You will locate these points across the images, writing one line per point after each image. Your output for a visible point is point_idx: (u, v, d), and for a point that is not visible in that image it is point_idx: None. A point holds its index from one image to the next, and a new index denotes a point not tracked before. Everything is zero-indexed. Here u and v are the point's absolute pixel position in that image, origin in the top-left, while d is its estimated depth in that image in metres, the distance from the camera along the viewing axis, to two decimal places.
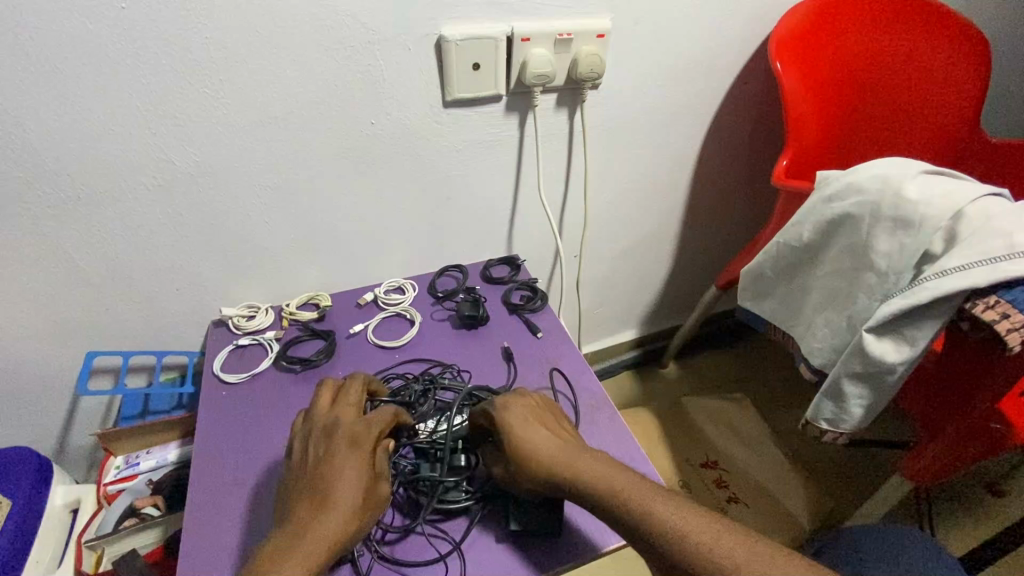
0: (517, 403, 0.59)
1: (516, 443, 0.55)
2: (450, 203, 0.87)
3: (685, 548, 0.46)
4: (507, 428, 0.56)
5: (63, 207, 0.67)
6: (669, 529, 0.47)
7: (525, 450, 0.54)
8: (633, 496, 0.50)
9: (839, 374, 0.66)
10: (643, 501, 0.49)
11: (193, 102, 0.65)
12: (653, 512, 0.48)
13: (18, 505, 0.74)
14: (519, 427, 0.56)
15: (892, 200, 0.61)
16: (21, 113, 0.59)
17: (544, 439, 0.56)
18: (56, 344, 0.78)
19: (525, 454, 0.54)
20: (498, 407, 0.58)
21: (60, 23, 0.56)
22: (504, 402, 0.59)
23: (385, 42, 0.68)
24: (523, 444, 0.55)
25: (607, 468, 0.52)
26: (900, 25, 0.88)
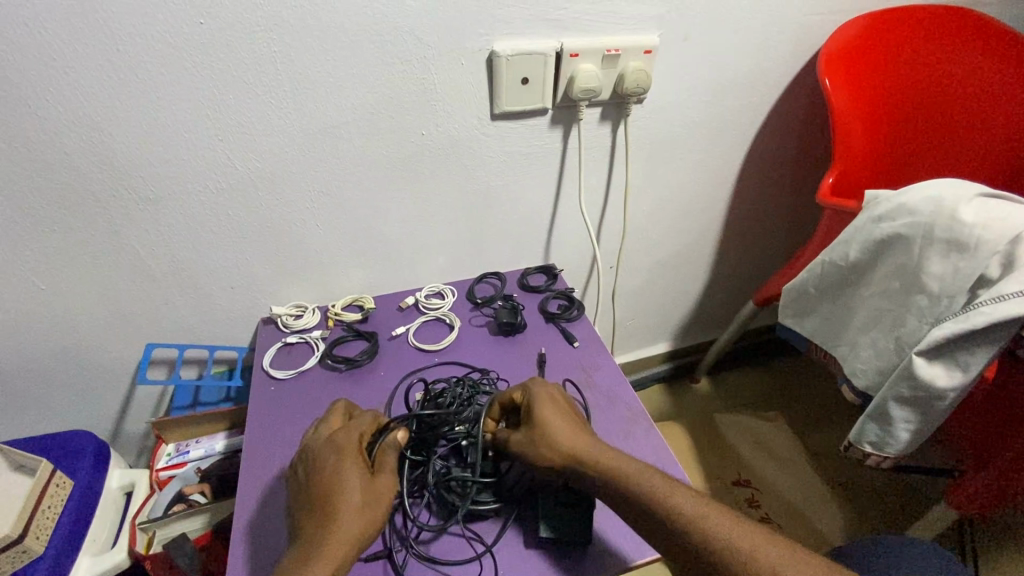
0: (551, 386, 0.63)
1: (545, 414, 0.58)
2: (491, 212, 0.89)
3: (702, 530, 0.49)
4: (539, 400, 0.60)
5: (135, 207, 0.71)
6: (687, 510, 0.50)
7: (552, 422, 0.57)
8: (654, 479, 0.53)
9: (886, 396, 0.64)
10: (663, 484, 0.52)
11: (259, 112, 0.68)
12: (672, 494, 0.51)
13: (78, 486, 0.79)
14: (548, 402, 0.60)
15: (946, 222, 0.60)
16: (104, 119, 0.64)
17: (569, 419, 0.59)
18: (120, 334, 0.83)
19: (552, 427, 0.57)
20: (534, 386, 0.62)
21: (145, 38, 0.60)
22: (534, 382, 0.63)
23: (440, 57, 0.70)
24: (552, 418, 0.58)
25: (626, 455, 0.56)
26: (958, 42, 0.86)
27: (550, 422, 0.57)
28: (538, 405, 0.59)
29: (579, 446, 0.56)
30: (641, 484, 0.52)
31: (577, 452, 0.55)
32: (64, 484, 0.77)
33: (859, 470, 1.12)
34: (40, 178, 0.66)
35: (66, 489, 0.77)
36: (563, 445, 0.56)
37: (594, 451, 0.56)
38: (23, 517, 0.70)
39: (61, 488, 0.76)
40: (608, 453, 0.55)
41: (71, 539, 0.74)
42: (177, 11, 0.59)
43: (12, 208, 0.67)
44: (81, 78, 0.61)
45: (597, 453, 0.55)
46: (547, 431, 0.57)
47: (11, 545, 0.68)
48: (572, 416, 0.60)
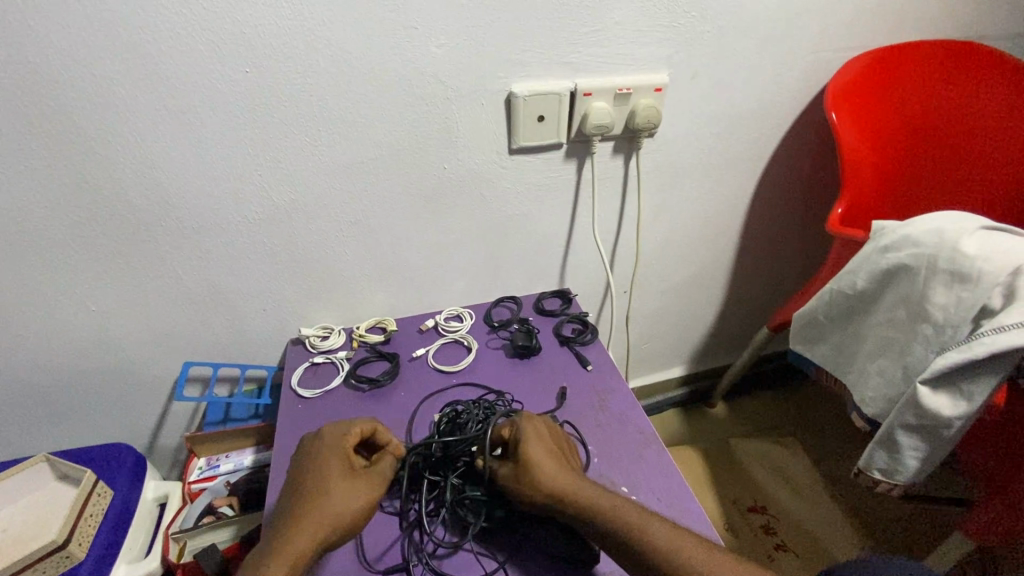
0: (536, 420, 0.65)
1: (530, 449, 0.60)
2: (509, 239, 0.93)
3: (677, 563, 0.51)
4: (523, 436, 0.62)
5: (180, 235, 0.77)
6: (663, 544, 0.52)
7: (534, 456, 0.59)
8: (632, 513, 0.55)
9: (893, 425, 0.65)
10: (640, 519, 0.54)
11: (295, 148, 0.74)
12: (649, 528, 0.53)
13: (118, 494, 0.84)
14: (533, 436, 0.62)
15: (949, 254, 0.62)
16: (158, 157, 0.71)
17: (553, 453, 0.61)
18: (160, 353, 0.89)
19: (535, 461, 0.59)
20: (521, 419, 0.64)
21: (198, 85, 0.67)
22: (521, 415, 0.65)
23: (462, 98, 0.76)
24: (535, 453, 0.60)
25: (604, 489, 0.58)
26: (965, 77, 0.89)
27: (532, 457, 0.59)
28: (522, 439, 0.61)
29: (561, 481, 0.58)
30: (620, 520, 0.54)
31: (558, 486, 0.57)
32: (105, 492, 0.82)
33: (879, 499, 1.10)
34: (99, 210, 0.72)
35: (107, 498, 0.82)
36: (545, 479, 0.58)
37: (575, 486, 0.57)
38: (68, 522, 0.75)
39: (102, 496, 0.81)
40: (589, 489, 0.57)
41: (109, 545, 0.79)
42: (226, 61, 0.66)
43: (72, 236, 0.73)
44: (139, 119, 0.67)
45: (576, 486, 0.57)
46: (531, 465, 0.59)
47: (55, 551, 0.73)
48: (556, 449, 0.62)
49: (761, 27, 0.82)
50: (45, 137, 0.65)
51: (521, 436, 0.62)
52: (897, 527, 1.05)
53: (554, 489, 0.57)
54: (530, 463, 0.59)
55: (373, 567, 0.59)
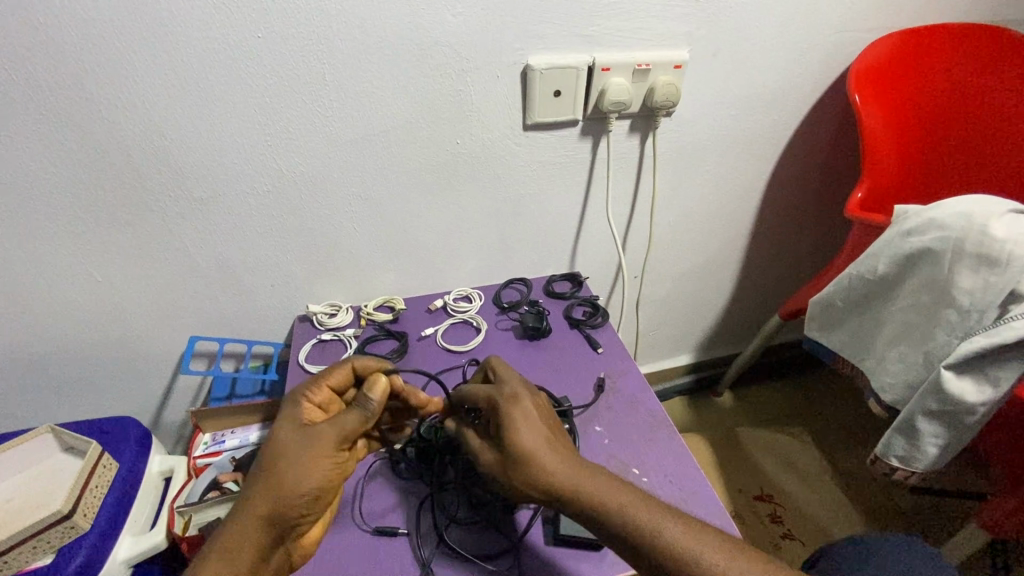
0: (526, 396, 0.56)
1: (516, 434, 0.52)
2: (520, 219, 0.92)
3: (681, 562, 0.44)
4: (505, 412, 0.54)
5: (188, 206, 0.76)
6: (666, 540, 0.45)
7: (519, 439, 0.51)
8: (627, 504, 0.48)
9: (913, 411, 0.64)
10: (636, 510, 0.47)
11: (305, 118, 0.73)
12: (646, 521, 0.46)
13: (123, 467, 0.83)
14: (520, 418, 0.53)
15: (977, 237, 0.60)
16: (166, 124, 0.69)
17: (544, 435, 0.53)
18: (167, 327, 0.88)
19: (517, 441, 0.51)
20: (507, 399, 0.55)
21: (207, 49, 0.65)
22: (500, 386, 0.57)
23: (476, 69, 0.74)
24: (520, 431, 0.52)
25: (601, 471, 0.51)
26: (988, 61, 0.86)
27: (518, 440, 0.51)
28: (503, 414, 0.54)
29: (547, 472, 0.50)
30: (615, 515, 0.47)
31: (545, 477, 0.50)
32: (110, 465, 0.81)
33: (888, 491, 1.09)
34: (107, 178, 0.71)
35: (113, 470, 0.81)
36: (529, 471, 0.50)
37: (563, 472, 0.50)
38: (74, 493, 0.74)
39: (108, 469, 0.80)
40: (577, 474, 0.50)
41: (114, 517, 0.78)
42: (238, 25, 0.64)
43: (79, 206, 0.72)
44: (147, 85, 0.66)
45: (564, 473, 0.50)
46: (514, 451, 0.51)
47: (61, 520, 0.72)
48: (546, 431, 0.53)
49: (786, 4, 0.80)
50: (52, 101, 0.64)
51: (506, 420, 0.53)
52: (903, 518, 1.05)
53: (542, 486, 0.50)
54: (512, 442, 0.51)
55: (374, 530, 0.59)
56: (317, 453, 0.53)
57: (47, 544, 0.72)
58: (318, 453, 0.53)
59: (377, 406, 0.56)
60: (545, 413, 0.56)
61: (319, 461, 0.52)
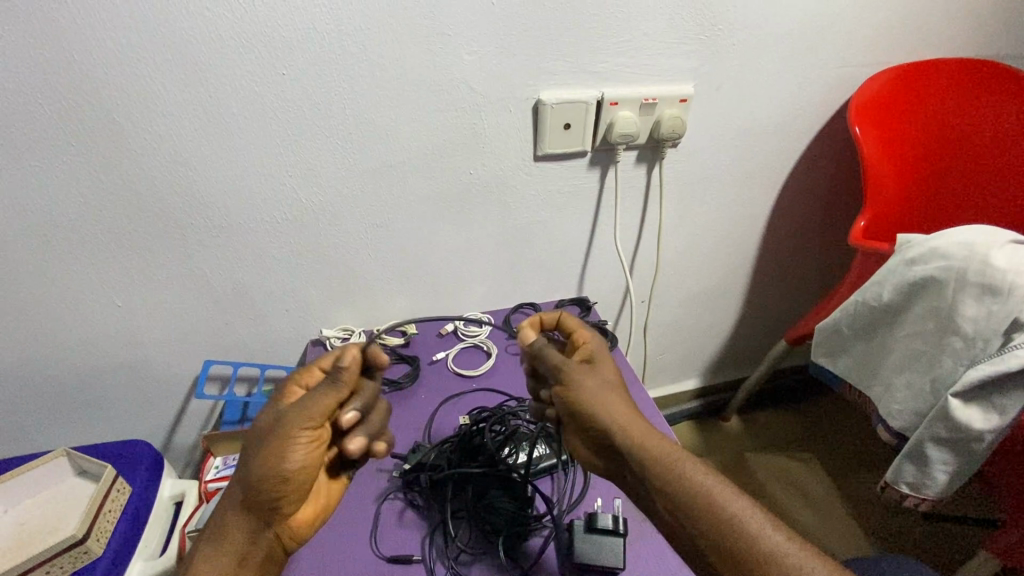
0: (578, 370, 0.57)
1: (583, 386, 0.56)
2: (530, 245, 0.94)
3: (710, 513, 0.46)
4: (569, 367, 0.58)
5: (209, 235, 0.79)
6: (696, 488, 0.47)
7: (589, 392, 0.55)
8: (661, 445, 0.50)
9: (921, 438, 0.65)
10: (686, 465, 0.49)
11: (324, 150, 0.75)
12: (688, 471, 0.48)
13: (136, 492, 0.83)
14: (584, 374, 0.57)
15: (979, 267, 0.62)
16: (193, 157, 0.72)
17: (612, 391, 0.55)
18: (182, 352, 0.90)
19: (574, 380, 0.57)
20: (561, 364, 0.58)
21: (238, 88, 0.68)
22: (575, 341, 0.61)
23: (491, 105, 0.77)
24: (585, 379, 0.56)
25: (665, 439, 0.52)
26: (981, 93, 0.89)
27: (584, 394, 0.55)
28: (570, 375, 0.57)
29: (604, 399, 0.54)
30: (662, 456, 0.49)
31: (603, 414, 0.53)
32: (124, 489, 0.81)
33: (896, 516, 1.09)
34: (132, 208, 0.74)
35: (125, 494, 0.81)
36: (583, 394, 0.55)
37: (626, 418, 0.52)
38: (88, 518, 0.74)
39: (120, 492, 0.80)
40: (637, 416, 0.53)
41: (126, 543, 0.78)
42: (264, 65, 0.67)
43: (106, 234, 0.75)
44: (176, 121, 0.69)
45: (621, 414, 0.52)
46: (576, 387, 0.56)
47: (74, 546, 0.72)
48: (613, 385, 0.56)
49: (787, 43, 0.83)
50: (87, 136, 0.67)
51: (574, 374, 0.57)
52: (914, 544, 1.04)
53: (604, 418, 0.53)
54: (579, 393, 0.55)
55: (381, 553, 0.60)
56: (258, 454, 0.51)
57: (60, 569, 0.72)
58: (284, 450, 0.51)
59: (347, 382, 0.53)
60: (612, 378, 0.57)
61: (276, 453, 0.50)
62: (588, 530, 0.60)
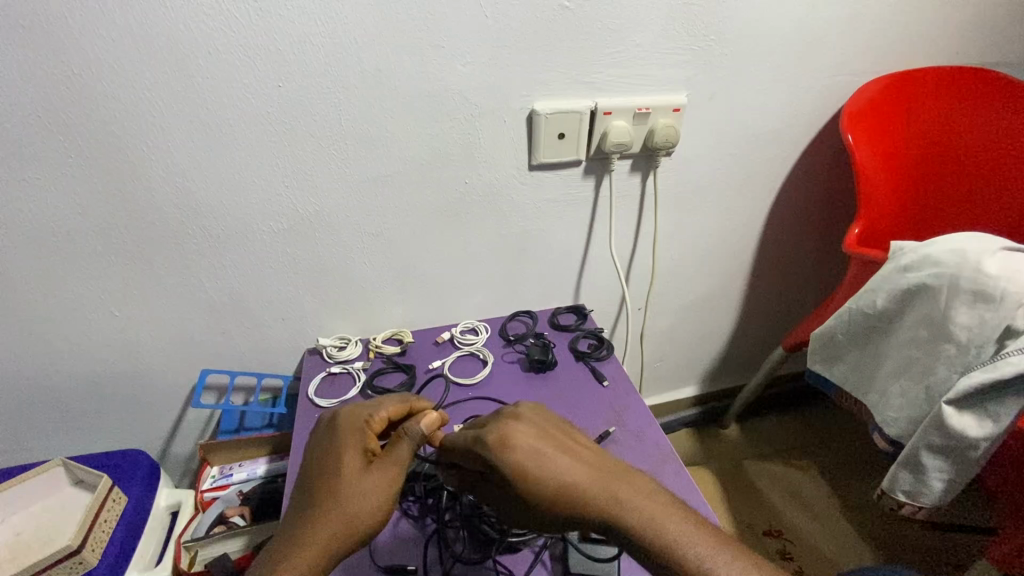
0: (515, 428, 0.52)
1: (517, 452, 0.50)
2: (526, 253, 0.94)
3: (672, 561, 0.44)
4: (498, 434, 0.51)
5: (205, 244, 0.79)
6: (660, 535, 0.45)
7: (521, 455, 0.49)
8: (617, 492, 0.48)
9: (917, 446, 0.65)
10: (649, 509, 0.47)
11: (320, 161, 0.76)
12: (643, 515, 0.46)
13: (132, 502, 0.83)
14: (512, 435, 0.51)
15: (971, 274, 0.62)
16: (190, 168, 0.73)
17: (546, 442, 0.51)
18: (180, 361, 0.90)
19: (502, 447, 0.50)
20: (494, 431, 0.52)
21: (234, 101, 0.69)
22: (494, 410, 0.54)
23: (485, 115, 0.78)
24: (515, 450, 0.50)
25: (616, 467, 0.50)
26: (973, 101, 0.90)
27: (518, 459, 0.49)
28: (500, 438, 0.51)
29: (541, 466, 0.49)
30: (612, 505, 0.47)
31: (545, 480, 0.48)
32: (120, 499, 0.81)
33: (896, 525, 1.08)
34: (129, 218, 0.74)
35: (122, 504, 0.81)
36: (524, 466, 0.49)
37: (567, 480, 0.48)
38: (83, 528, 0.74)
39: (116, 502, 0.80)
40: (576, 467, 0.49)
41: (121, 554, 0.78)
42: (260, 77, 0.68)
43: (103, 245, 0.75)
44: (173, 133, 0.70)
45: (567, 467, 0.49)
46: (507, 467, 0.49)
47: (69, 556, 0.72)
48: (546, 434, 0.52)
49: (780, 52, 0.84)
50: (85, 147, 0.68)
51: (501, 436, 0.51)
52: (913, 553, 1.04)
53: (547, 486, 0.48)
54: (512, 460, 0.49)
55: (374, 563, 0.60)
56: (349, 489, 0.53)
57: None
58: (373, 483, 0.53)
59: (429, 435, 0.58)
60: (541, 429, 0.52)
61: (371, 492, 0.53)
62: (584, 539, 0.61)
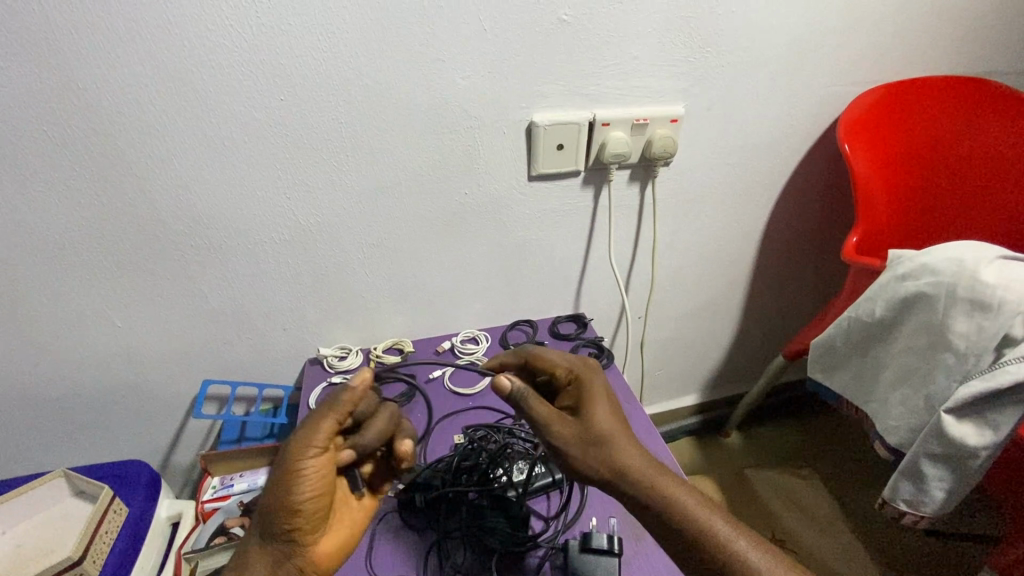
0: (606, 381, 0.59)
1: (604, 395, 0.56)
2: (526, 263, 0.95)
3: (693, 531, 0.47)
4: (591, 382, 0.57)
5: (208, 256, 0.80)
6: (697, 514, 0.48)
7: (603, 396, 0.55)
8: (668, 474, 0.51)
9: (917, 455, 0.65)
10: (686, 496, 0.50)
11: (321, 173, 0.77)
12: (684, 496, 0.50)
13: (133, 514, 0.83)
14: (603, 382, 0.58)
15: (968, 283, 0.62)
16: (192, 181, 0.73)
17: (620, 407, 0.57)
18: (181, 372, 0.90)
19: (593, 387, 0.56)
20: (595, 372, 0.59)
21: (236, 114, 0.70)
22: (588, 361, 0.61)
23: (484, 126, 0.78)
24: (598, 409, 0.54)
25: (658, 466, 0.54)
26: (968, 111, 0.91)
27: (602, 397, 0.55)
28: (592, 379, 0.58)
29: (620, 415, 0.54)
30: (657, 475, 0.51)
31: (617, 427, 0.53)
32: (121, 510, 0.81)
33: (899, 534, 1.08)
34: (133, 230, 0.75)
35: (123, 515, 0.82)
36: (604, 405, 0.54)
37: (632, 453, 0.51)
38: (84, 539, 0.74)
39: (117, 514, 0.80)
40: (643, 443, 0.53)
41: (121, 566, 0.78)
42: (262, 91, 0.69)
43: (107, 257, 0.76)
44: (176, 146, 0.71)
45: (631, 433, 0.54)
46: (585, 416, 0.54)
47: (70, 568, 0.72)
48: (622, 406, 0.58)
49: (775, 64, 0.85)
50: (90, 161, 0.69)
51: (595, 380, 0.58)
52: (917, 562, 1.03)
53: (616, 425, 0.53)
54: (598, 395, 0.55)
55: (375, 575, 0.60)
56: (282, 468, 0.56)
57: None
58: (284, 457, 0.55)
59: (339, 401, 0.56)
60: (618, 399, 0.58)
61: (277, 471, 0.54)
62: (584, 549, 0.60)
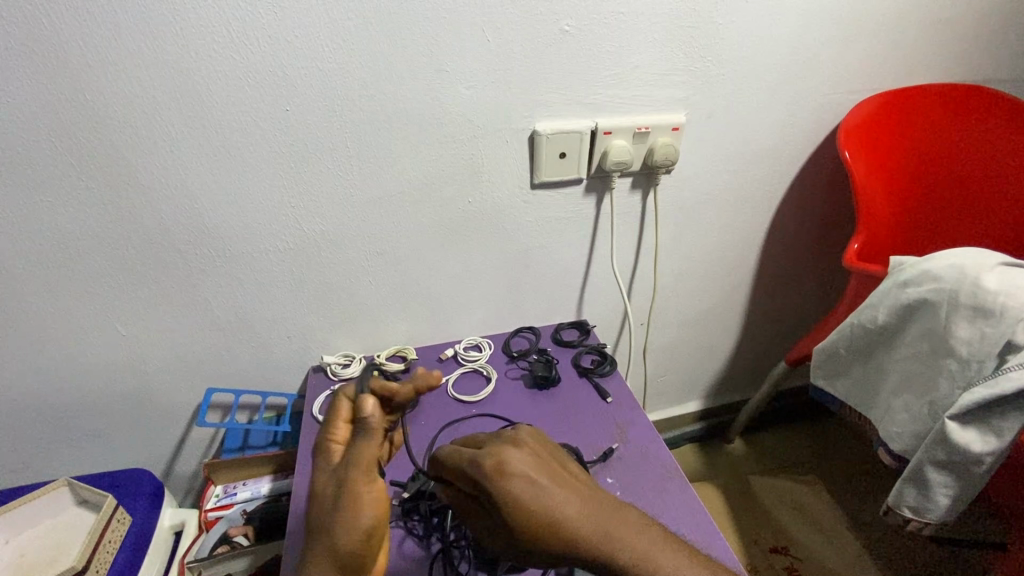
0: (512, 453, 0.49)
1: (513, 485, 0.46)
2: (528, 270, 0.95)
3: None
4: (495, 477, 0.47)
5: (213, 264, 0.80)
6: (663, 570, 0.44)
7: (518, 495, 0.46)
8: (621, 534, 0.46)
9: (921, 461, 0.65)
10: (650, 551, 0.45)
11: (325, 182, 0.78)
12: (646, 554, 0.45)
13: (136, 522, 0.83)
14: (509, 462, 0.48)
15: (970, 289, 0.63)
16: (198, 190, 0.74)
17: (544, 473, 0.48)
18: (185, 380, 0.90)
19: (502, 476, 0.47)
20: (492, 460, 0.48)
21: (242, 125, 0.71)
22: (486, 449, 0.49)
23: (487, 136, 0.79)
24: (515, 493, 0.46)
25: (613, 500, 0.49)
26: (968, 118, 0.91)
27: (514, 496, 0.46)
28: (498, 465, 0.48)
29: (539, 497, 0.46)
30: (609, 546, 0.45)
31: (548, 516, 0.45)
32: (124, 519, 0.81)
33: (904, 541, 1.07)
34: (138, 239, 0.76)
35: (125, 524, 0.81)
36: (522, 499, 0.46)
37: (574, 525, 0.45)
38: (88, 549, 0.73)
39: (120, 523, 0.80)
40: (571, 499, 0.46)
41: None
42: (268, 102, 0.70)
43: (113, 266, 0.77)
44: (182, 156, 0.71)
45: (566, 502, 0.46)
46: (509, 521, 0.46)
47: None
48: (545, 464, 0.49)
49: (775, 73, 0.86)
50: (97, 171, 0.69)
51: (498, 464, 0.48)
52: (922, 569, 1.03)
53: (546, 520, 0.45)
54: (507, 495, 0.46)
55: None
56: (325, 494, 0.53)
57: None
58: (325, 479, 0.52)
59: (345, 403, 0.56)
60: (538, 459, 0.49)
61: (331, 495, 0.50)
62: None
